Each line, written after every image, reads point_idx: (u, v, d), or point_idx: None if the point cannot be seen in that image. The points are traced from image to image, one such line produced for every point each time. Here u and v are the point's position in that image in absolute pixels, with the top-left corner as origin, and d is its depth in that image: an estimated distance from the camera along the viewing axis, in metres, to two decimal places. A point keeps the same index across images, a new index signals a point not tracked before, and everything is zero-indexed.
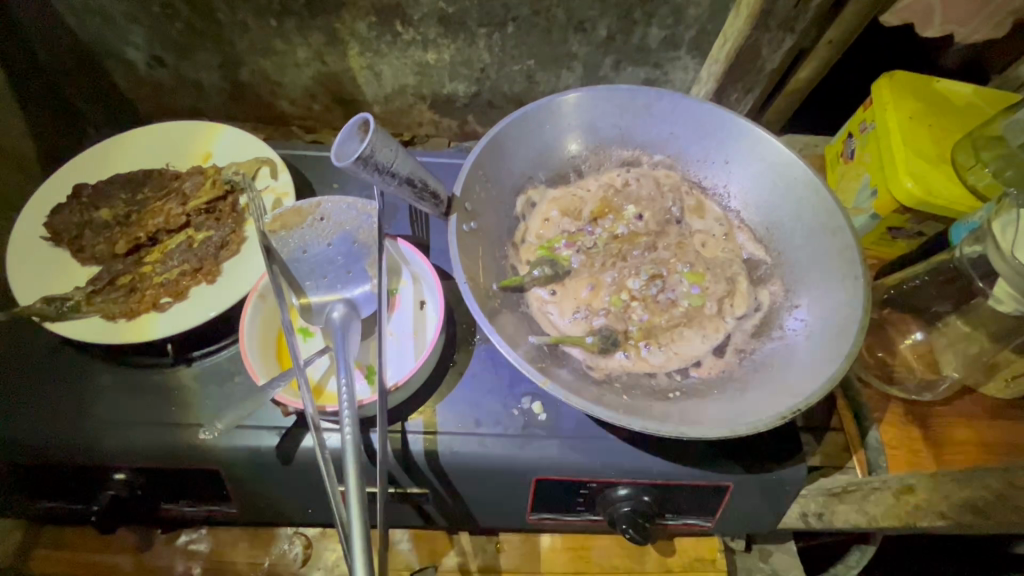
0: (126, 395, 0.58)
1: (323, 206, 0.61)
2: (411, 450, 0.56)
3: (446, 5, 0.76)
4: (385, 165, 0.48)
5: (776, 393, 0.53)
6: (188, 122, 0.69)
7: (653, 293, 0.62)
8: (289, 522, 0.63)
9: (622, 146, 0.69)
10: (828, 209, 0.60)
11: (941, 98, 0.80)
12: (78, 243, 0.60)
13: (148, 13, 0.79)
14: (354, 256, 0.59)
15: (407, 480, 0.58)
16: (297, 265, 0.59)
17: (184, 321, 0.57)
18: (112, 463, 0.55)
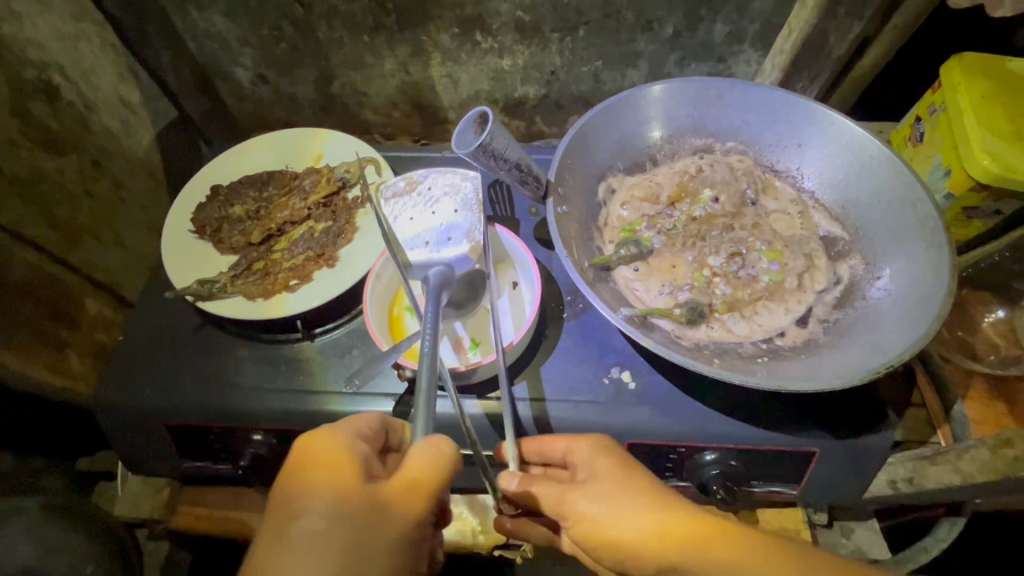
0: (261, 367, 0.66)
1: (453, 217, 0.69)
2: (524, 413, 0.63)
3: (524, 14, 0.82)
4: (500, 151, 0.54)
5: (865, 354, 0.55)
6: (302, 128, 0.78)
7: (733, 270, 0.66)
8: None
9: (694, 136, 0.73)
10: (908, 184, 0.62)
11: (1014, 78, 0.81)
12: (217, 235, 0.69)
13: (258, 36, 0.87)
14: (455, 226, 0.64)
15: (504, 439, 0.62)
16: (404, 230, 0.64)
17: (312, 299, 0.64)
18: (253, 425, 0.63)
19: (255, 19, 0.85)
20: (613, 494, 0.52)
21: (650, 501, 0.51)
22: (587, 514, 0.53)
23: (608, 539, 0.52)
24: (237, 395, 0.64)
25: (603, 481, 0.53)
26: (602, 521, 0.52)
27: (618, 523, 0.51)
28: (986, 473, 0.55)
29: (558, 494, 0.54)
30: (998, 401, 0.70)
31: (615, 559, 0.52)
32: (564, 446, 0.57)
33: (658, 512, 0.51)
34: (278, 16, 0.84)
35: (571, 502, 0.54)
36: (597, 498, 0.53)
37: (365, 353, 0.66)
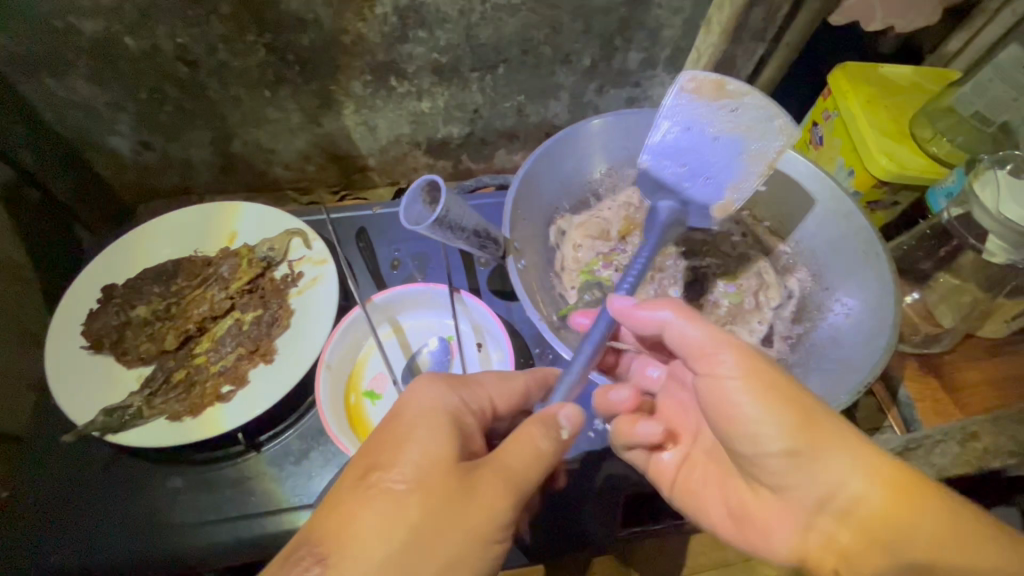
0: (200, 495, 0.55)
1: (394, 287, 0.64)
2: None
3: (440, 56, 0.78)
4: (455, 221, 0.50)
5: (838, 373, 0.58)
6: (208, 204, 0.68)
7: (694, 299, 0.67)
8: None
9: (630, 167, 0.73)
10: (837, 195, 0.64)
11: (889, 83, 0.89)
12: (120, 346, 0.58)
13: (134, 100, 0.76)
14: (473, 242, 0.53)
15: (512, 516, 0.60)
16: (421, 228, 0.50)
17: (252, 408, 0.55)
18: (201, 566, 0.53)
19: (129, 83, 0.73)
20: (773, 395, 0.44)
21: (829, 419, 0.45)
22: (738, 404, 0.45)
23: (726, 402, 0.46)
24: (175, 536, 0.53)
25: (768, 376, 0.45)
26: (744, 406, 0.45)
27: (766, 409, 0.44)
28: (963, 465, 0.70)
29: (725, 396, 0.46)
30: (932, 379, 0.75)
31: (726, 429, 0.47)
32: (674, 319, 0.50)
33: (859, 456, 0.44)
34: (157, 77, 0.73)
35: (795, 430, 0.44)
36: (752, 386, 0.45)
37: (326, 454, 0.57)
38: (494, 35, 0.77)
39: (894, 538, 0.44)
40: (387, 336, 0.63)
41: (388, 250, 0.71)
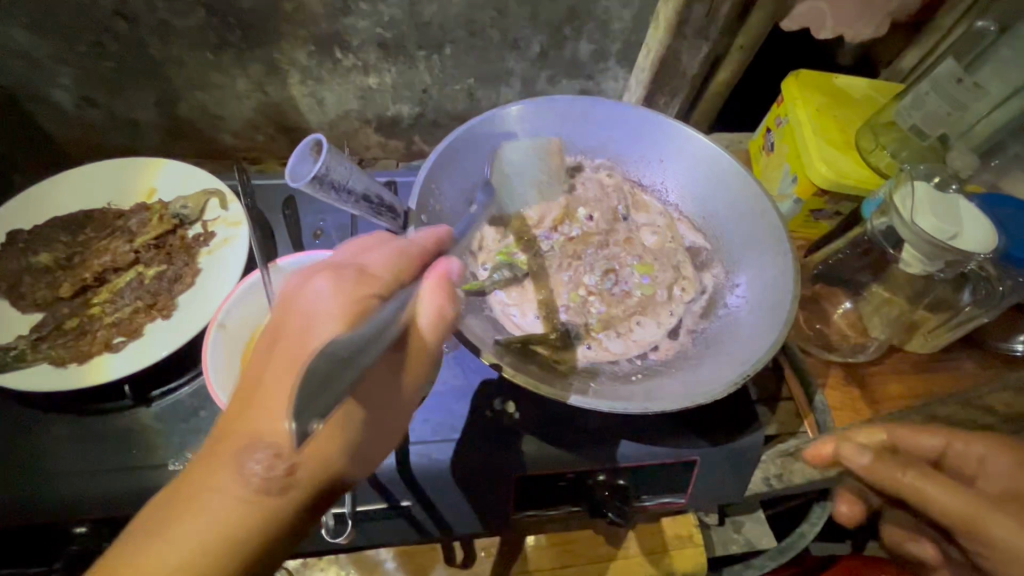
0: (83, 445, 0.55)
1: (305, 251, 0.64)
2: (411, 463, 0.58)
3: (384, 31, 0.78)
4: (341, 183, 0.51)
5: (727, 364, 0.57)
6: (130, 159, 0.68)
7: (608, 287, 0.66)
8: (286, 555, 0.64)
9: (550, 200, 0.71)
10: (754, 195, 0.65)
11: (840, 93, 0.89)
12: (17, 290, 0.58)
13: (74, 52, 0.76)
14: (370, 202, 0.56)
15: (402, 491, 0.59)
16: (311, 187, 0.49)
17: (140, 360, 0.56)
18: (71, 517, 0.52)
19: (68, 34, 0.73)
20: (899, 476, 0.47)
21: (987, 454, 0.53)
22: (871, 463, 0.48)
23: (896, 475, 0.47)
24: (47, 484, 0.53)
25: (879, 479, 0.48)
26: (889, 471, 0.47)
27: (879, 461, 0.48)
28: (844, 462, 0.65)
29: (925, 487, 0.46)
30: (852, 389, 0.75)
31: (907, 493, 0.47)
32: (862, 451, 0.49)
33: (1011, 471, 0.51)
34: (96, 30, 0.73)
35: (985, 522, 0.44)
36: (939, 483, 0.46)
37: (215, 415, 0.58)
38: (439, 14, 0.77)
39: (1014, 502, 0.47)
40: None
41: (313, 219, 0.71)
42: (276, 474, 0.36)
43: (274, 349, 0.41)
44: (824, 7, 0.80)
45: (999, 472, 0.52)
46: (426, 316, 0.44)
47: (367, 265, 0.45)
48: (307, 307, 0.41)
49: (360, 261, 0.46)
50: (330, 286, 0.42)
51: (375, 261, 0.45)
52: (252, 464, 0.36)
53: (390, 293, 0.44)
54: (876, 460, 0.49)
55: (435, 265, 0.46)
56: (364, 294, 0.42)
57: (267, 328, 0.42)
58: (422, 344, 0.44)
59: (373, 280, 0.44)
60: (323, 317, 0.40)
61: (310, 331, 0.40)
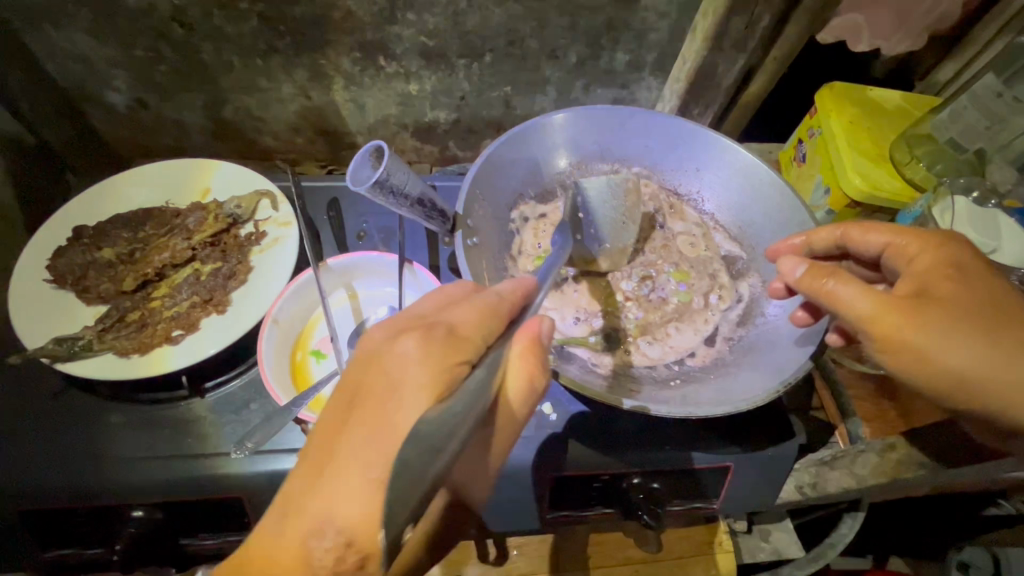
0: (140, 432, 0.58)
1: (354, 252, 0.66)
2: None
3: (427, 40, 0.80)
4: (398, 187, 0.56)
5: (766, 372, 0.58)
6: (186, 160, 0.71)
7: (645, 294, 0.68)
8: None
9: (619, 242, 0.69)
10: (792, 206, 0.66)
11: (874, 105, 0.89)
12: (81, 284, 0.61)
13: (131, 56, 0.79)
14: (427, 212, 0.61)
15: None
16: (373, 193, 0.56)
17: (199, 350, 0.59)
18: (129, 501, 0.54)
19: (127, 40, 0.76)
20: (826, 278, 0.53)
21: (921, 255, 0.55)
22: (835, 291, 0.52)
23: (837, 297, 0.52)
24: (106, 469, 0.55)
25: (837, 299, 0.52)
26: (835, 289, 0.53)
27: (836, 279, 0.53)
28: (880, 475, 0.65)
29: (845, 292, 0.52)
30: (883, 402, 0.68)
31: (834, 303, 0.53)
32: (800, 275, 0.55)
33: (929, 270, 0.54)
34: (154, 36, 0.76)
35: (887, 318, 0.51)
36: (855, 283, 0.52)
37: (265, 407, 0.61)
38: (481, 24, 0.79)
39: (941, 308, 0.51)
40: (340, 301, 0.66)
41: (357, 221, 0.73)
42: (345, 560, 0.37)
43: (357, 411, 0.40)
44: (862, 21, 0.80)
45: (923, 270, 0.54)
46: (515, 388, 0.43)
47: (457, 325, 0.44)
48: (395, 368, 0.41)
49: (445, 317, 0.45)
50: (417, 347, 0.42)
51: (464, 321, 0.44)
52: (321, 545, 0.37)
53: (476, 360, 0.43)
54: (809, 272, 0.54)
55: (524, 326, 0.45)
56: (450, 364, 0.41)
57: (348, 381, 0.42)
58: (508, 414, 0.44)
59: (461, 342, 0.43)
60: (413, 388, 0.40)
61: (393, 400, 0.40)
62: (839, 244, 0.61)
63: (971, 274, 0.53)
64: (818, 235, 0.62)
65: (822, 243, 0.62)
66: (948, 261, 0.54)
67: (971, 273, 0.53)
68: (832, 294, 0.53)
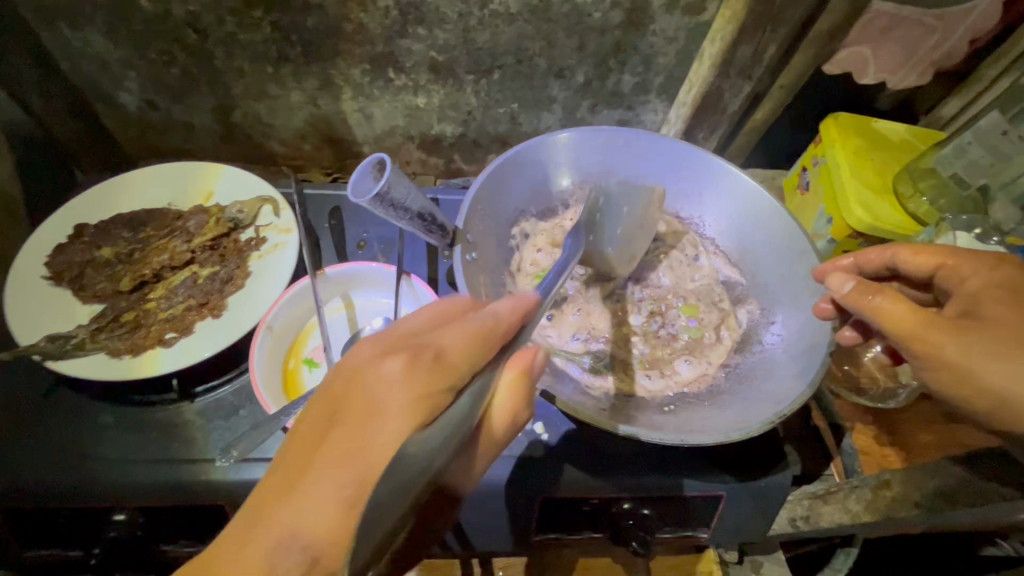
0: (128, 434, 0.57)
1: (352, 259, 0.66)
2: None
3: (437, 54, 0.81)
4: (399, 201, 0.57)
5: (762, 402, 0.57)
6: (191, 163, 0.71)
7: (653, 329, 0.67)
8: None
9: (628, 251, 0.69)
10: (794, 234, 0.66)
11: (879, 137, 0.89)
12: (79, 282, 0.62)
13: (144, 59, 0.80)
14: (426, 224, 0.61)
15: None
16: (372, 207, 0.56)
17: (189, 356, 0.58)
18: (110, 504, 0.54)
19: (141, 42, 0.77)
20: (876, 291, 0.54)
21: (974, 276, 0.57)
22: (880, 305, 0.53)
23: (883, 312, 0.53)
24: (90, 470, 0.54)
25: (884, 313, 0.53)
26: (882, 302, 0.53)
27: (882, 293, 0.54)
28: (872, 512, 0.61)
29: (891, 305, 0.53)
30: (881, 435, 0.71)
31: (880, 317, 0.53)
32: (851, 288, 0.55)
33: (978, 288, 0.55)
34: (168, 40, 0.77)
35: (928, 336, 0.52)
36: (900, 299, 0.53)
37: (254, 414, 0.60)
38: (491, 41, 0.80)
39: (990, 330, 0.52)
40: (335, 310, 0.66)
41: (357, 231, 0.73)
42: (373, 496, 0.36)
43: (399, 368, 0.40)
44: (868, 54, 0.81)
45: (974, 292, 0.56)
46: (506, 418, 0.42)
47: (497, 312, 0.44)
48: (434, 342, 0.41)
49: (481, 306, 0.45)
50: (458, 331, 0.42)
51: (502, 309, 0.45)
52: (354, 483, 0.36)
53: (466, 383, 0.41)
54: (857, 287, 0.55)
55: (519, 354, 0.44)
56: (438, 389, 0.39)
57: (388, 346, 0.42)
58: (495, 445, 0.42)
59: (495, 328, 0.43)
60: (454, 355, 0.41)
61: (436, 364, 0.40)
62: (888, 264, 0.64)
63: (1021, 296, 0.54)
64: (867, 256, 0.64)
65: (871, 264, 0.64)
66: (1001, 283, 0.55)
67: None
68: (878, 309, 0.53)
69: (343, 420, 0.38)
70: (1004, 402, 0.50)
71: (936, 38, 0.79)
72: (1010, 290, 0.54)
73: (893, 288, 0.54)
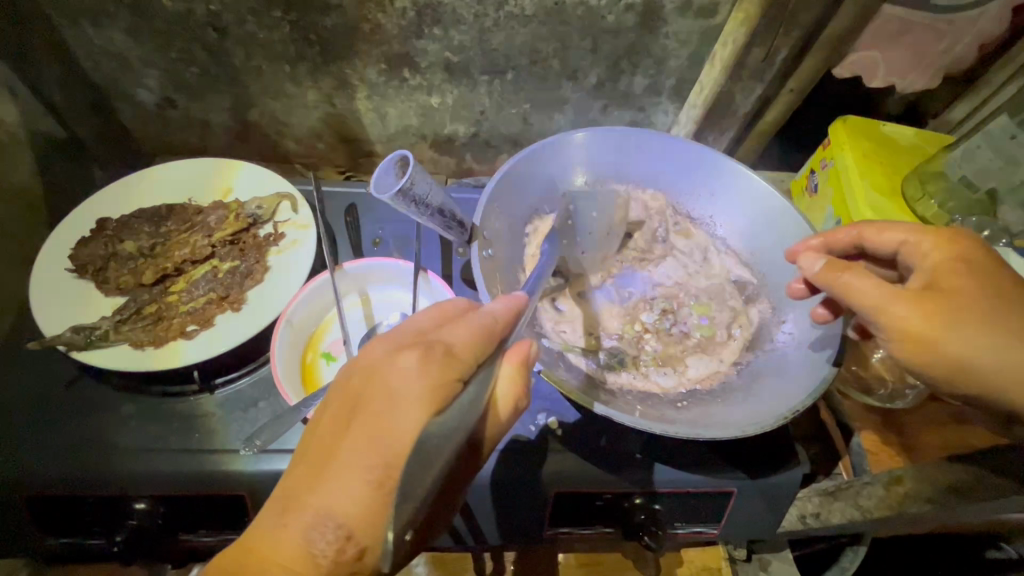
0: (149, 424, 0.58)
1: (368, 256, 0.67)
2: None
3: (452, 55, 0.82)
4: (420, 197, 0.58)
5: (773, 398, 0.58)
6: (210, 159, 0.72)
7: (665, 327, 0.68)
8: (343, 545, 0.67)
9: (603, 251, 0.72)
10: (806, 235, 0.67)
11: (888, 141, 0.90)
12: (102, 275, 0.63)
13: (164, 57, 0.81)
14: (445, 221, 0.62)
15: None
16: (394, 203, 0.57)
17: (210, 348, 0.59)
18: (132, 493, 0.55)
19: (162, 41, 0.79)
20: (842, 269, 0.55)
21: (937, 249, 0.57)
22: (848, 282, 0.55)
23: (849, 289, 0.55)
24: (113, 459, 0.55)
25: (850, 289, 0.55)
26: (848, 279, 0.55)
27: (850, 271, 0.55)
28: (883, 508, 0.62)
29: (857, 283, 0.54)
30: (888, 435, 0.71)
31: (847, 294, 0.55)
32: (818, 267, 0.57)
33: (938, 262, 0.56)
34: (188, 39, 0.79)
35: (891, 309, 0.53)
36: (867, 276, 0.55)
37: (273, 406, 0.61)
38: (505, 42, 0.81)
39: (949, 301, 0.53)
40: (352, 305, 0.67)
41: (372, 228, 0.74)
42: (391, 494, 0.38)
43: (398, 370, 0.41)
44: (878, 58, 0.82)
45: (934, 266, 0.56)
46: (506, 408, 0.45)
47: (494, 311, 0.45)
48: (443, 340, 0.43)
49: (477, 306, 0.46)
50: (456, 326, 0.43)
51: (498, 309, 0.46)
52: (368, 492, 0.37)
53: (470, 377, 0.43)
54: (826, 266, 0.57)
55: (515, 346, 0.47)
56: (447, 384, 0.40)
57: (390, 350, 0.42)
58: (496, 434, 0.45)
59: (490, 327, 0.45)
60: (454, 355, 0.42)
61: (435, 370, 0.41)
62: (855, 243, 0.63)
63: (979, 270, 0.55)
64: (835, 236, 0.63)
65: (841, 244, 0.63)
66: (960, 256, 0.56)
67: (981, 269, 0.55)
68: (846, 286, 0.55)
69: (365, 410, 0.40)
70: (967, 370, 0.52)
71: (945, 43, 0.80)
72: (969, 262, 0.55)
73: (860, 265, 0.56)
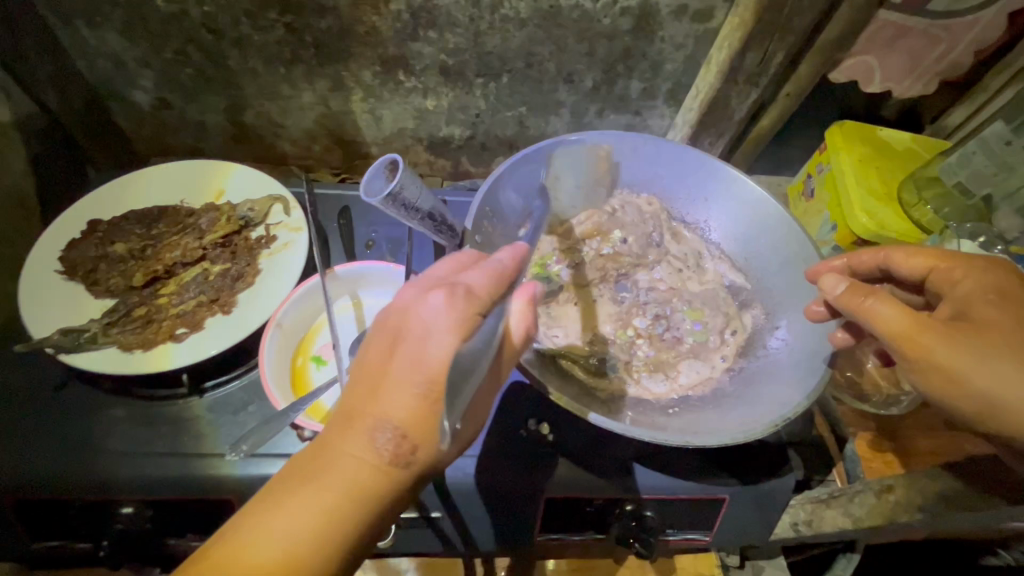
0: (138, 428, 0.58)
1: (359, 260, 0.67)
2: (450, 479, 0.59)
3: (447, 58, 0.82)
4: (411, 202, 0.58)
5: (765, 405, 0.58)
6: (202, 161, 0.72)
7: (658, 332, 0.68)
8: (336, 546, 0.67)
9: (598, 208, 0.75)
10: (800, 240, 0.67)
11: (884, 145, 0.90)
12: (92, 277, 0.63)
13: (159, 57, 0.81)
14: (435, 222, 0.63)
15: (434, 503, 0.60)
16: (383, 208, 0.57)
17: (200, 351, 0.59)
18: (119, 497, 0.54)
19: (156, 42, 0.79)
20: (868, 293, 0.54)
21: (966, 278, 0.57)
22: (873, 307, 0.53)
23: (873, 314, 0.53)
24: (101, 463, 0.55)
25: (875, 314, 0.53)
26: (875, 303, 0.54)
27: (876, 295, 0.54)
28: (876, 517, 0.62)
29: (882, 307, 0.53)
30: (883, 442, 0.71)
31: (872, 319, 0.54)
32: (841, 289, 0.56)
33: (969, 292, 0.56)
34: (183, 40, 0.79)
35: (918, 337, 0.52)
36: (894, 302, 0.53)
37: (263, 410, 0.61)
38: (501, 45, 0.81)
39: (979, 333, 0.52)
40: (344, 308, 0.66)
41: (366, 231, 0.74)
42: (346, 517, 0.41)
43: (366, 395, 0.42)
44: (874, 63, 0.81)
45: (964, 295, 0.56)
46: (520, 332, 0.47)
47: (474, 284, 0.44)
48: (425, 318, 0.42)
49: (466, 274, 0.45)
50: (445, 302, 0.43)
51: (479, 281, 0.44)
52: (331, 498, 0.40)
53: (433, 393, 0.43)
54: (849, 289, 0.55)
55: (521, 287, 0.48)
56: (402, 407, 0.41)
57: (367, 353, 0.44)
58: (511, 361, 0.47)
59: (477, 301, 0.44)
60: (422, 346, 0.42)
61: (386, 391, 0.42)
62: (880, 267, 0.64)
63: (1012, 301, 0.54)
64: (858, 257, 0.64)
65: (864, 266, 0.64)
66: (990, 287, 0.55)
67: (1014, 299, 0.54)
68: (871, 311, 0.54)
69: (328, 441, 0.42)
70: (988, 399, 0.51)
71: (941, 49, 0.80)
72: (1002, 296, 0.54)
73: (885, 290, 0.55)
